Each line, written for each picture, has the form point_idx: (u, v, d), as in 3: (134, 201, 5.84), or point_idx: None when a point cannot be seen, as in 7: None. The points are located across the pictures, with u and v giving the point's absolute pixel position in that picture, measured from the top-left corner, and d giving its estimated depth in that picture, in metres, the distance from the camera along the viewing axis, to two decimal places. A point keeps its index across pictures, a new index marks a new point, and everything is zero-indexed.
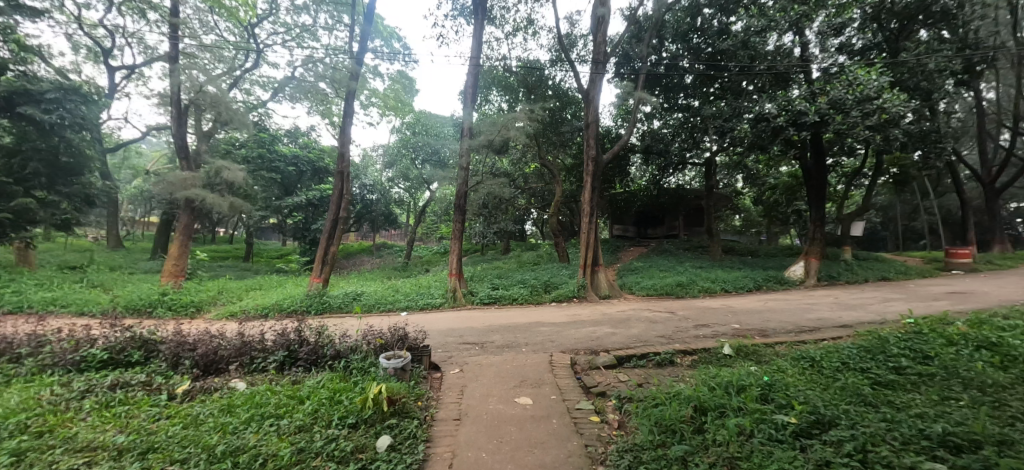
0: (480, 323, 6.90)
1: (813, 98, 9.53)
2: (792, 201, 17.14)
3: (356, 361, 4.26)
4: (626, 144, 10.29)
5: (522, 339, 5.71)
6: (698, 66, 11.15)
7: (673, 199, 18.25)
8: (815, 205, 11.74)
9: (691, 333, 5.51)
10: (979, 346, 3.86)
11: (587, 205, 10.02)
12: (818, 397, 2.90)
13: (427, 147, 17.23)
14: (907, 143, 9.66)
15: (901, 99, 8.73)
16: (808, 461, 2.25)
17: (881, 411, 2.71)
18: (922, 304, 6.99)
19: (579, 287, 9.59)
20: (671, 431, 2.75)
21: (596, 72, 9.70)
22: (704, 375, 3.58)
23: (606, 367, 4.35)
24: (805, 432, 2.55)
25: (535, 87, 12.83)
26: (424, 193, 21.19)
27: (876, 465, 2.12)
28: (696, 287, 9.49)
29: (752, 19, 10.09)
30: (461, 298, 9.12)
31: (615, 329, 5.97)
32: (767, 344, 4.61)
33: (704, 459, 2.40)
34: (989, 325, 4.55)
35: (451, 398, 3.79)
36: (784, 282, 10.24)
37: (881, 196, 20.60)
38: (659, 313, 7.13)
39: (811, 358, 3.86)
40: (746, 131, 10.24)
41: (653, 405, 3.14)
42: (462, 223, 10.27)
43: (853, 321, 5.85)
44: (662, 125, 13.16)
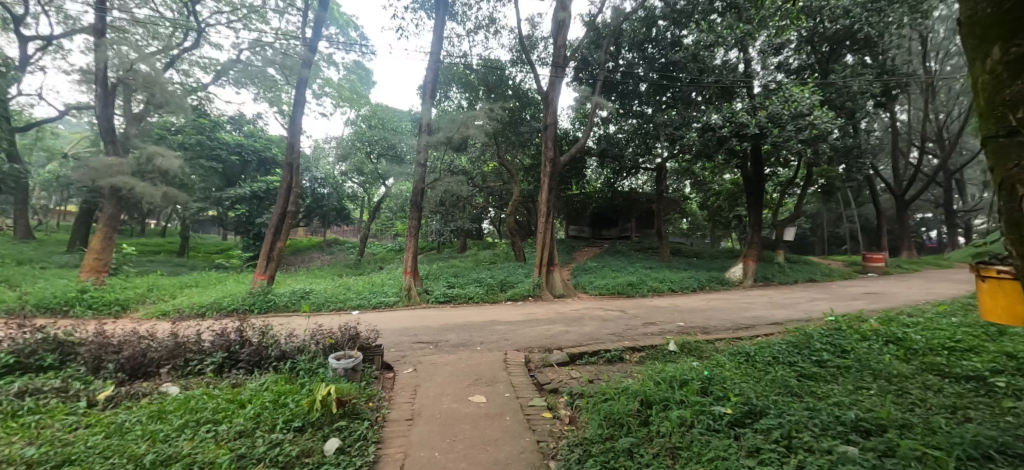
0: (434, 322, 6.82)
1: (754, 111, 10.24)
2: (734, 207, 18.29)
3: (303, 362, 4.08)
4: (583, 147, 10.45)
5: (477, 338, 5.70)
6: (651, 75, 11.63)
7: (627, 202, 18.95)
8: (754, 210, 12.55)
9: (640, 330, 5.77)
10: (888, 340, 4.32)
11: (544, 205, 10.15)
12: (751, 389, 3.12)
13: (383, 141, 16.78)
14: (834, 156, 10.63)
15: (828, 116, 9.58)
16: (741, 449, 2.42)
17: (803, 400, 2.97)
18: (843, 303, 7.73)
19: (534, 286, 9.71)
20: (618, 425, 2.86)
21: (555, 75, 9.83)
22: (650, 370, 3.76)
23: (559, 365, 4.45)
24: (739, 422, 2.74)
25: (495, 87, 12.82)
26: (379, 189, 20.63)
27: (799, 449, 2.33)
28: (646, 287, 9.91)
29: (702, 34, 10.56)
30: (415, 297, 8.97)
31: (568, 328, 6.12)
32: (708, 341, 4.91)
33: (649, 450, 2.53)
34: (896, 322, 5.10)
35: (404, 397, 3.73)
36: (724, 283, 10.95)
37: (811, 204, 22.48)
38: (611, 311, 7.40)
39: (746, 353, 4.15)
40: (694, 139, 10.85)
41: (603, 400, 3.25)
42: (419, 221, 10.06)
43: (783, 319, 6.36)
44: (618, 130, 13.52)
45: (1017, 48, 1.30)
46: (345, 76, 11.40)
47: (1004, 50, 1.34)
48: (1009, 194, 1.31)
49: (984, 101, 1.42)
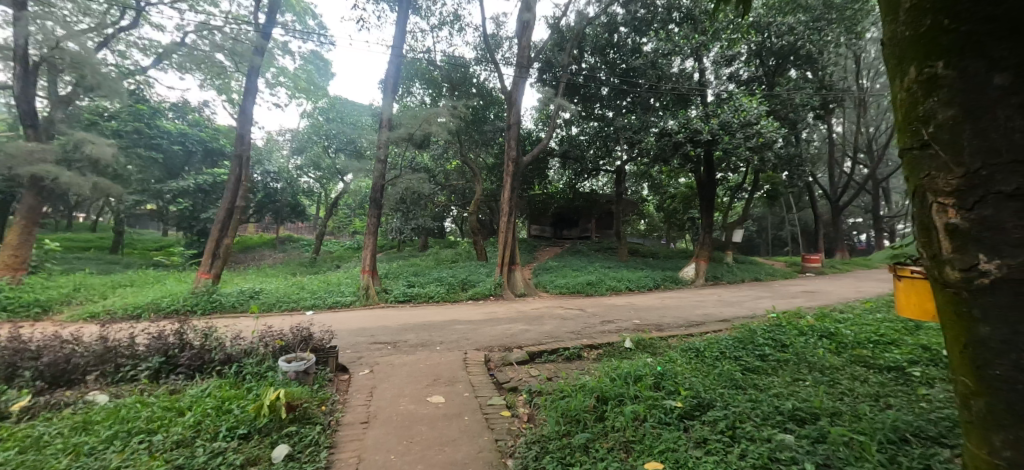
0: (392, 322, 6.67)
1: (707, 118, 10.75)
2: (688, 210, 19.15)
3: (250, 366, 3.86)
4: (545, 148, 10.53)
5: (437, 338, 5.63)
6: (612, 79, 11.96)
7: (587, 203, 19.38)
8: (706, 213, 13.08)
9: (598, 329, 5.91)
10: (822, 335, 4.67)
11: (506, 205, 10.17)
12: (700, 383, 3.28)
13: (341, 135, 16.22)
14: (778, 164, 11.37)
15: (774, 126, 10.20)
16: (690, 440, 2.53)
17: (747, 392, 3.15)
18: (784, 301, 8.29)
19: (495, 285, 9.72)
20: (575, 421, 2.91)
21: (519, 76, 9.88)
22: (607, 367, 3.85)
23: (518, 363, 4.48)
24: (689, 414, 2.86)
25: (459, 85, 12.77)
26: (337, 185, 19.93)
27: (742, 439, 2.47)
28: (604, 286, 10.17)
29: (660, 42, 11.06)
30: (374, 296, 8.74)
31: (528, 326, 6.17)
32: (661, 338, 5.10)
33: (603, 444, 2.59)
34: (829, 318, 5.53)
35: (359, 399, 3.62)
36: (677, 282, 11.43)
37: (757, 208, 23.93)
38: (570, 310, 7.53)
39: (696, 349, 4.35)
40: (651, 143, 11.29)
41: (560, 397, 3.30)
42: (378, 219, 9.82)
43: (730, 316, 6.73)
44: (579, 132, 13.78)
45: (929, 70, 1.21)
46: (302, 67, 10.90)
47: (919, 70, 1.24)
48: (920, 203, 1.28)
49: (899, 116, 1.35)
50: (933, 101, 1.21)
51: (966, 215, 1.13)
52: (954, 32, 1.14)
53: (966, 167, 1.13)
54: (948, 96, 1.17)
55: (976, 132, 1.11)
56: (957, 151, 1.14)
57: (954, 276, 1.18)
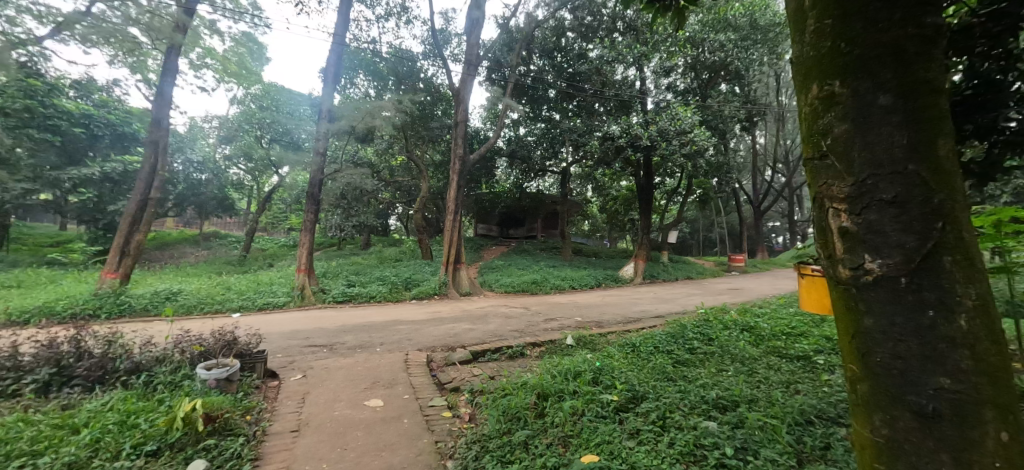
0: (329, 323, 6.34)
1: (646, 125, 11.32)
2: (629, 211, 20.07)
3: (162, 375, 3.49)
4: (493, 146, 10.53)
5: (377, 339, 5.43)
6: (559, 82, 12.23)
7: (534, 203, 19.69)
8: (645, 216, 13.69)
9: (541, 326, 6.01)
10: (744, 328, 5.08)
11: (452, 203, 10.08)
12: (635, 376, 3.43)
13: (276, 125, 15.18)
14: (708, 170, 12.21)
15: (705, 135, 10.95)
16: (625, 431, 2.64)
17: (677, 384, 3.35)
18: (711, 297, 8.94)
19: (440, 284, 9.58)
20: (516, 418, 2.94)
21: (467, 73, 9.83)
22: (548, 364, 3.93)
23: (461, 363, 4.44)
24: (624, 407, 2.98)
25: (406, 79, 12.44)
26: (271, 178, 18.65)
27: (671, 428, 2.62)
28: (548, 284, 10.38)
29: (605, 49, 11.50)
30: (309, 296, 8.28)
31: (473, 325, 6.13)
32: (601, 334, 5.29)
33: (543, 440, 2.64)
34: (749, 313, 6.04)
35: (290, 407, 3.40)
36: (617, 280, 11.94)
37: (691, 211, 25.65)
38: (515, 308, 7.62)
39: (633, 344, 4.56)
40: (595, 146, 11.74)
41: (502, 395, 3.31)
42: (316, 215, 9.35)
43: (664, 312, 7.15)
44: (527, 133, 14.01)
45: (828, 88, 1.32)
46: (232, 49, 10.08)
47: (820, 87, 1.35)
48: (818, 208, 1.39)
49: (803, 128, 1.46)
50: (830, 116, 1.32)
51: (855, 219, 1.25)
52: (848, 55, 1.26)
53: (857, 176, 1.25)
54: (845, 113, 1.28)
55: (865, 145, 1.24)
56: (850, 161, 1.27)
57: (844, 274, 1.30)
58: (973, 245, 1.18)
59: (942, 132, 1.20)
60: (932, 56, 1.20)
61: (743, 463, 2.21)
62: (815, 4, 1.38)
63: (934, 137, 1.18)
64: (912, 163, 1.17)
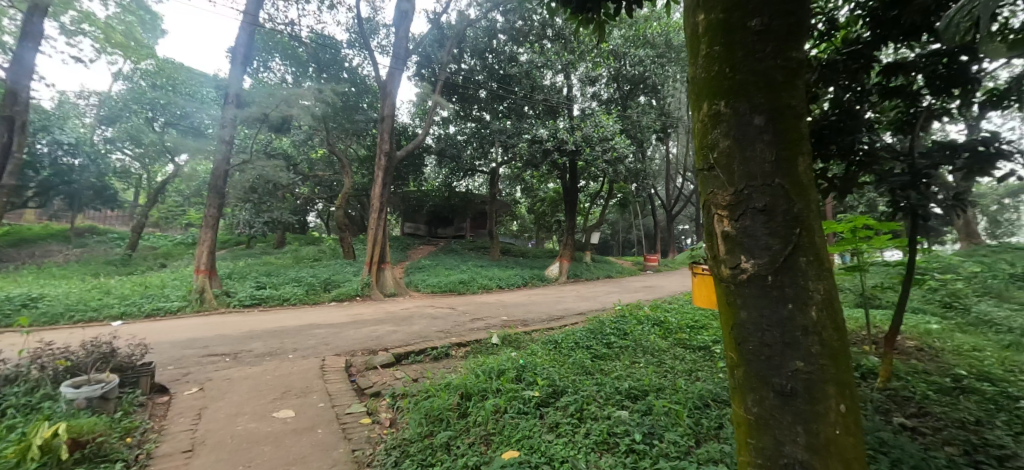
0: (233, 330, 5.78)
1: (572, 130, 11.79)
2: (555, 213, 20.84)
3: (14, 398, 2.93)
4: (421, 143, 10.28)
5: (290, 345, 5.06)
6: (489, 82, 12.31)
7: (463, 202, 19.59)
8: (571, 217, 14.24)
9: (467, 326, 6.02)
10: (654, 323, 5.52)
11: (377, 200, 9.73)
12: (556, 372, 3.57)
13: (171, 107, 13.42)
14: (628, 176, 13.01)
15: (624, 143, 11.70)
16: (545, 426, 2.73)
17: (595, 376, 3.54)
18: (627, 295, 9.59)
19: (362, 285, 9.19)
20: (438, 420, 2.91)
21: (395, 67, 9.51)
22: (472, 364, 3.94)
23: (383, 367, 4.28)
24: (545, 401, 3.09)
25: (328, 67, 11.76)
26: (165, 166, 16.50)
27: (587, 419, 2.77)
28: (475, 284, 10.42)
29: (534, 55, 11.81)
30: (210, 300, 7.48)
31: (396, 327, 5.96)
32: (525, 332, 5.43)
33: (465, 440, 2.64)
34: (660, 309, 6.57)
35: (183, 424, 3.04)
36: (543, 279, 12.33)
37: (612, 214, 27.27)
38: (441, 309, 7.53)
39: (555, 341, 4.74)
40: (524, 149, 12.03)
41: (425, 398, 3.26)
42: (220, 210, 8.50)
43: (585, 309, 7.53)
44: (457, 132, 13.96)
45: (715, 107, 1.48)
46: (118, 16, 8.77)
47: (709, 106, 1.51)
48: (707, 213, 1.56)
49: (696, 141, 1.62)
50: (717, 133, 1.48)
51: (734, 225, 1.42)
52: (732, 78, 1.43)
53: (736, 186, 1.42)
54: (729, 129, 1.44)
55: (743, 159, 1.41)
56: (732, 173, 1.43)
57: (726, 272, 1.46)
58: (825, 248, 1.38)
59: (803, 151, 1.40)
60: (795, 84, 1.39)
61: (649, 447, 2.39)
62: (706, 31, 1.53)
63: (795, 156, 1.37)
64: (777, 177, 1.35)
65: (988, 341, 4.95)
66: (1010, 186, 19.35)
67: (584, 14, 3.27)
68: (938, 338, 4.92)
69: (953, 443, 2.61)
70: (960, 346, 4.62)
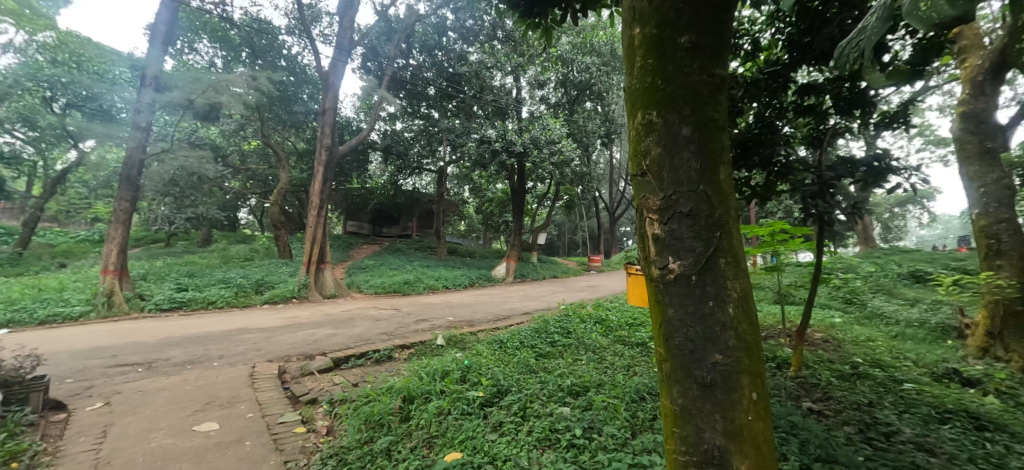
0: (148, 336, 5.24)
1: (520, 131, 11.95)
2: (503, 213, 21.00)
3: None
4: (365, 139, 9.91)
5: (216, 352, 4.68)
6: (438, 80, 12.11)
7: (410, 201, 19.17)
8: (518, 218, 14.39)
9: (412, 328, 5.90)
10: (597, 321, 5.73)
11: (317, 197, 9.29)
12: (501, 372, 3.59)
13: (76, 87, 12.03)
14: (574, 178, 13.39)
15: (571, 146, 12.02)
16: (489, 425, 2.74)
17: (538, 375, 3.60)
18: (571, 294, 9.89)
19: (299, 286, 8.69)
20: (379, 426, 2.83)
21: (337, 58, 9.10)
22: (416, 366, 3.87)
23: (320, 372, 4.08)
24: (489, 401, 3.10)
25: (264, 52, 11.12)
26: (66, 153, 14.60)
27: (530, 416, 2.81)
28: (421, 284, 10.24)
29: (484, 55, 11.82)
30: (121, 304, 6.72)
31: (336, 330, 5.71)
32: (471, 333, 5.42)
33: (406, 445, 2.59)
34: (602, 307, 6.84)
35: (84, 444, 2.70)
36: (490, 279, 12.36)
37: (558, 215, 27.98)
38: (384, 310, 7.31)
39: (500, 341, 4.77)
40: (472, 148, 12.02)
41: (365, 403, 3.15)
42: (134, 204, 7.70)
43: (530, 309, 7.66)
44: (404, 128, 13.67)
45: (648, 117, 1.56)
46: None
47: (643, 115, 1.58)
48: (639, 216, 1.64)
49: (631, 147, 1.69)
50: (650, 141, 1.56)
51: (663, 228, 1.50)
52: (663, 90, 1.51)
53: (665, 192, 1.51)
54: (660, 137, 1.52)
55: (672, 166, 1.50)
56: (662, 179, 1.52)
57: (656, 272, 1.55)
58: (741, 250, 1.51)
59: (724, 161, 1.52)
60: (717, 99, 1.50)
61: (589, 440, 2.48)
62: (641, 44, 1.60)
63: (717, 165, 1.48)
64: (701, 184, 1.46)
65: (878, 332, 5.66)
66: (898, 197, 22.19)
67: (531, 19, 3.33)
68: (840, 330, 5.54)
69: (851, 423, 2.95)
70: (856, 337, 5.24)
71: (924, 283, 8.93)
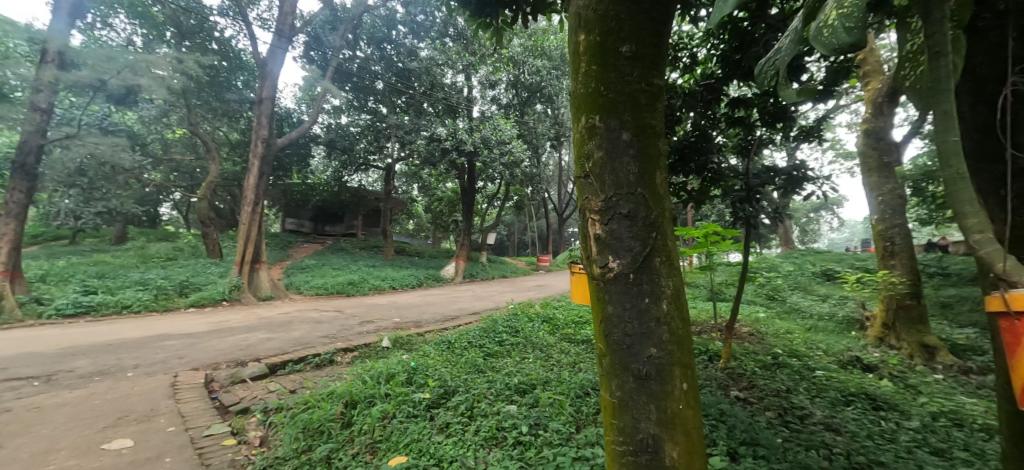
0: (46, 345, 4.63)
1: (471, 131, 11.90)
2: (453, 212, 20.82)
3: None
4: (307, 132, 9.40)
5: (131, 360, 4.23)
6: (386, 75, 11.80)
7: (355, 199, 18.45)
8: (468, 218, 14.31)
9: (356, 330, 5.69)
10: (544, 319, 5.84)
11: (252, 192, 8.69)
12: (448, 372, 3.56)
13: None
14: (524, 179, 13.54)
15: (521, 147, 12.15)
16: (435, 427, 2.70)
17: (486, 374, 3.61)
18: (520, 293, 10.01)
19: (230, 288, 8.08)
20: (318, 433, 2.70)
21: (277, 45, 8.56)
22: (360, 369, 3.73)
23: (253, 379, 3.81)
24: (435, 403, 3.05)
25: (191, 33, 10.27)
26: None
27: (477, 416, 2.81)
28: (366, 284, 9.88)
29: (435, 51, 11.66)
30: (11, 310, 5.87)
31: (272, 334, 5.37)
32: (418, 334, 5.32)
33: (347, 452, 2.49)
34: (550, 306, 6.99)
35: None
36: (438, 279, 12.20)
37: (508, 216, 28.24)
38: (325, 312, 6.98)
39: (448, 341, 4.72)
40: (421, 146, 11.79)
41: (302, 410, 2.99)
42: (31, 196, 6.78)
43: (478, 309, 7.64)
44: (350, 123, 13.13)
45: (591, 121, 1.61)
46: None
47: (586, 119, 1.63)
48: (582, 216, 1.69)
49: (576, 150, 1.73)
50: (593, 144, 1.61)
51: (604, 228, 1.56)
52: (605, 96, 1.57)
53: (606, 194, 1.57)
54: (603, 141, 1.58)
55: (613, 169, 1.56)
56: (603, 181, 1.57)
57: (597, 270, 1.60)
58: (674, 250, 1.61)
59: (661, 167, 1.60)
60: (655, 107, 1.58)
61: (535, 437, 2.52)
62: (585, 50, 1.65)
63: (654, 170, 1.56)
64: (639, 188, 1.54)
65: (795, 325, 6.26)
66: (813, 203, 24.71)
67: (483, 18, 3.33)
68: (763, 324, 6.06)
69: (771, 408, 3.23)
70: (776, 330, 5.76)
71: (832, 281, 10.00)
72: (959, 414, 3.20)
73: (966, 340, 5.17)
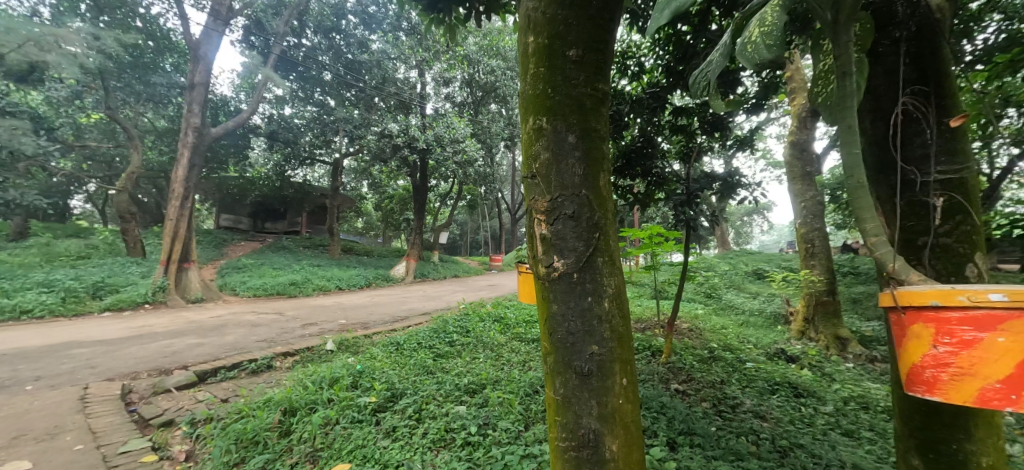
0: None
1: (423, 127, 11.71)
2: (404, 211, 20.34)
3: None
4: (245, 122, 8.78)
5: (30, 372, 3.74)
6: (335, 66, 11.31)
7: (299, 194, 17.51)
8: (420, 216, 14.03)
9: (298, 333, 5.40)
10: (495, 319, 5.85)
11: (180, 185, 8.00)
12: (396, 375, 3.47)
13: None
14: (478, 179, 13.51)
15: (475, 147, 12.09)
16: (380, 431, 2.63)
17: (435, 375, 3.56)
18: (472, 293, 9.97)
19: (153, 289, 7.39)
20: (253, 444, 2.54)
21: (213, 27, 7.96)
22: (301, 374, 3.54)
23: (179, 388, 3.51)
24: (381, 406, 2.97)
25: (109, 7, 9.25)
26: None
27: (425, 418, 2.77)
28: (310, 285, 9.42)
29: (387, 44, 11.35)
30: None
31: (202, 339, 4.97)
32: (365, 336, 5.14)
33: (286, 462, 2.37)
34: (500, 306, 7.00)
35: None
36: (388, 279, 11.87)
37: (461, 215, 28.04)
38: (264, 314, 6.56)
39: (397, 343, 4.61)
40: (371, 141, 11.41)
41: (235, 420, 2.79)
42: None
43: (428, 309, 7.52)
44: (294, 114, 12.44)
45: (538, 123, 1.63)
46: None
47: (534, 121, 1.65)
48: (529, 216, 1.70)
49: (524, 150, 1.73)
50: (540, 145, 1.62)
51: (549, 228, 1.59)
52: (552, 98, 1.59)
53: (552, 195, 1.59)
54: (549, 142, 1.60)
55: (559, 171, 1.59)
56: (549, 182, 1.60)
57: (542, 270, 1.63)
58: (616, 250, 1.67)
59: (605, 170, 1.65)
60: (600, 111, 1.63)
61: (483, 437, 2.52)
62: (533, 52, 1.66)
63: (597, 172, 1.61)
64: (583, 189, 1.58)
65: (729, 321, 6.71)
66: (747, 208, 26.59)
67: (434, 14, 3.28)
68: (701, 320, 6.45)
69: (706, 398, 3.45)
70: (712, 326, 6.14)
71: (761, 280, 10.82)
72: (865, 398, 3.59)
73: (871, 331, 5.80)
